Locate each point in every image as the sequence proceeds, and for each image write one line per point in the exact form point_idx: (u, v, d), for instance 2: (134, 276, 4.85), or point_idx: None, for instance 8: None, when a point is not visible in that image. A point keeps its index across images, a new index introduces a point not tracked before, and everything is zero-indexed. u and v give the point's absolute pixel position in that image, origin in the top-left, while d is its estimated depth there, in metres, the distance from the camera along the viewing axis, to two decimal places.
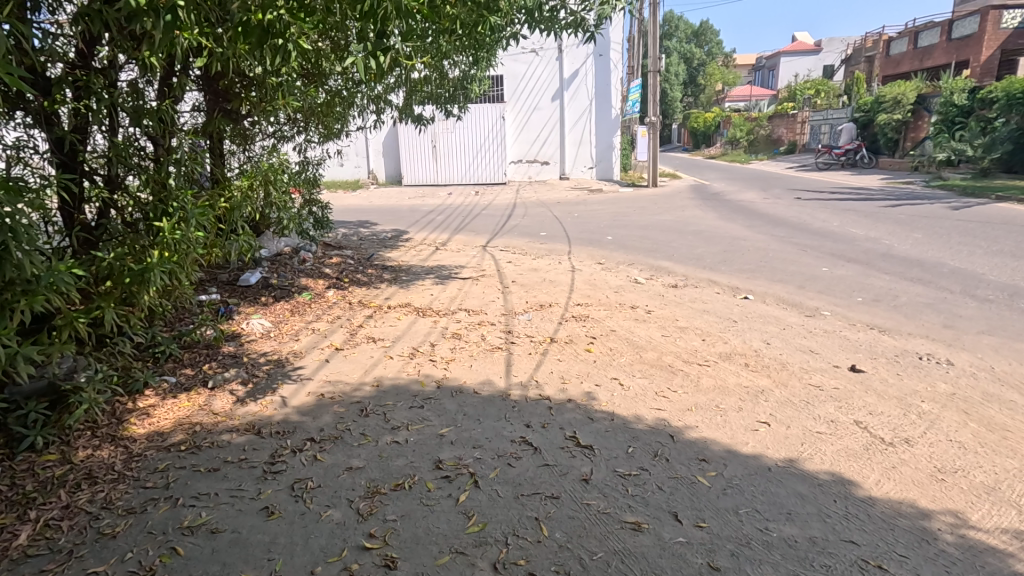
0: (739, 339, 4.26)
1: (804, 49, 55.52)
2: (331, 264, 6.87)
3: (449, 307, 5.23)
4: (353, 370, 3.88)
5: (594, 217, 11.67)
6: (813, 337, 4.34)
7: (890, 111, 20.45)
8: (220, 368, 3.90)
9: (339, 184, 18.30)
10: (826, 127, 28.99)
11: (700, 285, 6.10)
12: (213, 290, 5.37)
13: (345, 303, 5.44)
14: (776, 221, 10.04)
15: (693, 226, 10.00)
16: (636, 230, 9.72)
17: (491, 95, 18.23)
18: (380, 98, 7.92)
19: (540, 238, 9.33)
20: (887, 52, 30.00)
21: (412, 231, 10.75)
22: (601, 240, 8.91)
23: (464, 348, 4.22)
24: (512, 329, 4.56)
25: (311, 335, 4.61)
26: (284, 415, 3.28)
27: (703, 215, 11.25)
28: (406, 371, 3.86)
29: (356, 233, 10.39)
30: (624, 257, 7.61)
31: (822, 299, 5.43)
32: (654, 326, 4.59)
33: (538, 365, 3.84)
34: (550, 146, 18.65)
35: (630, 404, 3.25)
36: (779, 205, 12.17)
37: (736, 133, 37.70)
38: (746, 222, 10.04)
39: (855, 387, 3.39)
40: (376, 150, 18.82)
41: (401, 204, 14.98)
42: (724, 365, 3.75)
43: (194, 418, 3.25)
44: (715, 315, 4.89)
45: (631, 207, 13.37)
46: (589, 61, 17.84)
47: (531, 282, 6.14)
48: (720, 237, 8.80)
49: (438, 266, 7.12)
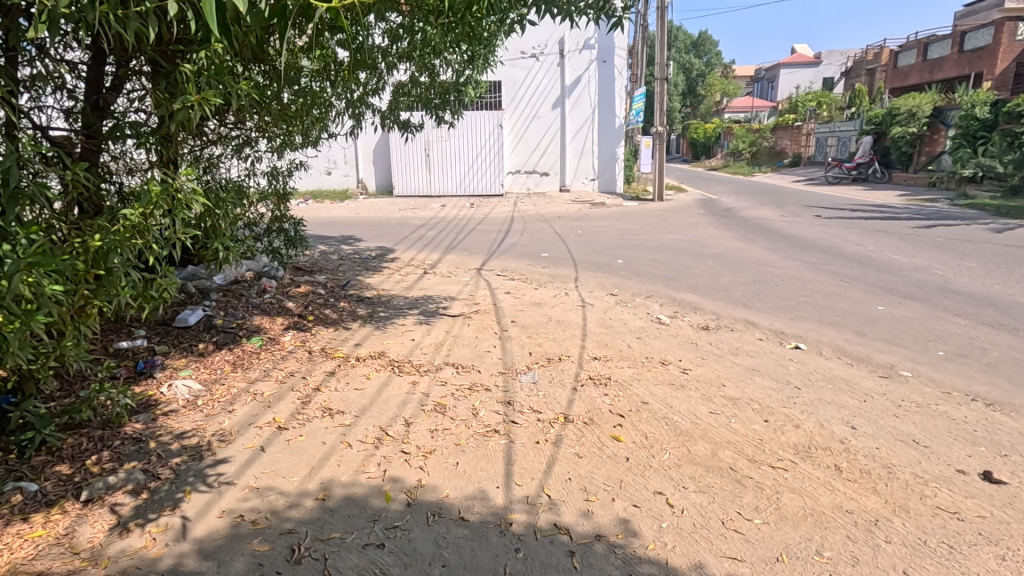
0: (811, 419, 3.22)
1: (804, 61, 54.98)
2: (296, 295, 5.80)
3: (434, 362, 4.16)
4: (294, 469, 2.81)
5: (599, 235, 10.64)
6: (906, 416, 3.32)
7: (905, 124, 19.59)
8: (111, 466, 2.81)
9: (326, 195, 17.29)
10: (833, 140, 28.17)
11: (737, 329, 5.07)
12: (139, 333, 4.37)
13: (303, 351, 4.37)
14: (803, 243, 9.05)
15: (710, 248, 9.00)
16: (648, 253, 8.71)
17: (487, 102, 17.28)
18: (359, 100, 6.83)
19: (541, 261, 8.29)
20: (895, 64, 29.26)
21: (399, 249, 9.70)
22: (612, 265, 7.89)
23: (448, 431, 3.16)
24: (512, 399, 3.50)
25: (252, 403, 3.54)
26: (176, 559, 2.21)
27: (720, 235, 10.25)
28: (365, 471, 2.79)
29: (337, 252, 9.32)
30: (641, 288, 6.60)
31: (894, 353, 4.40)
32: (696, 396, 3.54)
33: (550, 465, 2.78)
34: (550, 157, 17.70)
35: (688, 548, 2.21)
36: (800, 223, 11.21)
37: (739, 144, 36.90)
38: (769, 244, 9.04)
39: (1008, 518, 2.35)
40: (366, 158, 17.82)
41: (389, 217, 13.93)
42: (806, 469, 2.71)
43: (37, 563, 2.19)
44: (768, 377, 3.84)
45: (637, 223, 12.39)
46: (592, 68, 16.99)
47: (533, 323, 5.08)
48: (745, 263, 7.79)
49: (425, 298, 6.06)
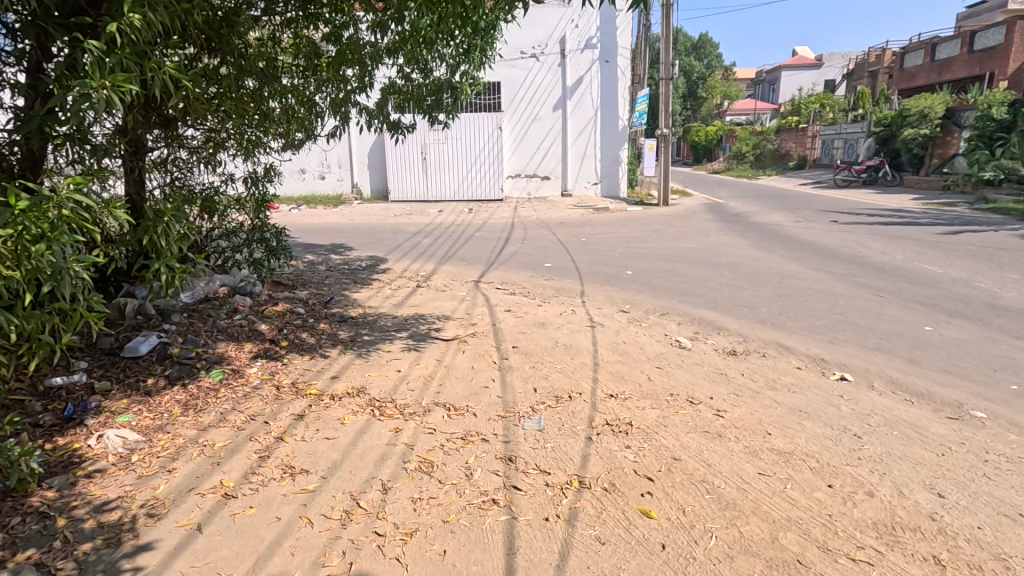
0: (886, 483, 2.60)
1: (806, 63, 54.47)
2: (272, 314, 5.19)
3: (422, 401, 3.53)
4: (234, 562, 2.20)
5: (605, 243, 10.03)
6: (1000, 476, 2.69)
7: (917, 125, 18.94)
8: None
9: (320, 201, 16.73)
10: (840, 142, 27.62)
11: (769, 357, 4.45)
12: (79, 366, 3.74)
13: (270, 387, 3.74)
14: (825, 252, 8.44)
15: (725, 257, 8.39)
16: (659, 262, 8.10)
17: (485, 104, 16.71)
18: (343, 101, 6.27)
19: (544, 273, 7.70)
20: (902, 65, 28.70)
21: (392, 259, 9.09)
22: (621, 277, 7.28)
23: (435, 501, 2.53)
24: (515, 456, 2.87)
25: (199, 458, 2.92)
26: None
27: (734, 242, 9.64)
28: (326, 564, 2.17)
29: (327, 264, 8.72)
30: (656, 304, 5.99)
31: (959, 387, 3.78)
32: (739, 448, 2.91)
33: (564, 558, 2.16)
34: (551, 160, 17.10)
35: None
36: (817, 230, 10.61)
37: (742, 147, 36.33)
38: (788, 254, 8.43)
39: None
40: (360, 162, 17.23)
41: (384, 223, 13.34)
42: (897, 564, 2.09)
43: None
44: (819, 421, 3.22)
45: (644, 229, 11.80)
46: (595, 67, 16.41)
47: (538, 348, 4.46)
48: (766, 274, 7.18)
49: (417, 317, 5.45)
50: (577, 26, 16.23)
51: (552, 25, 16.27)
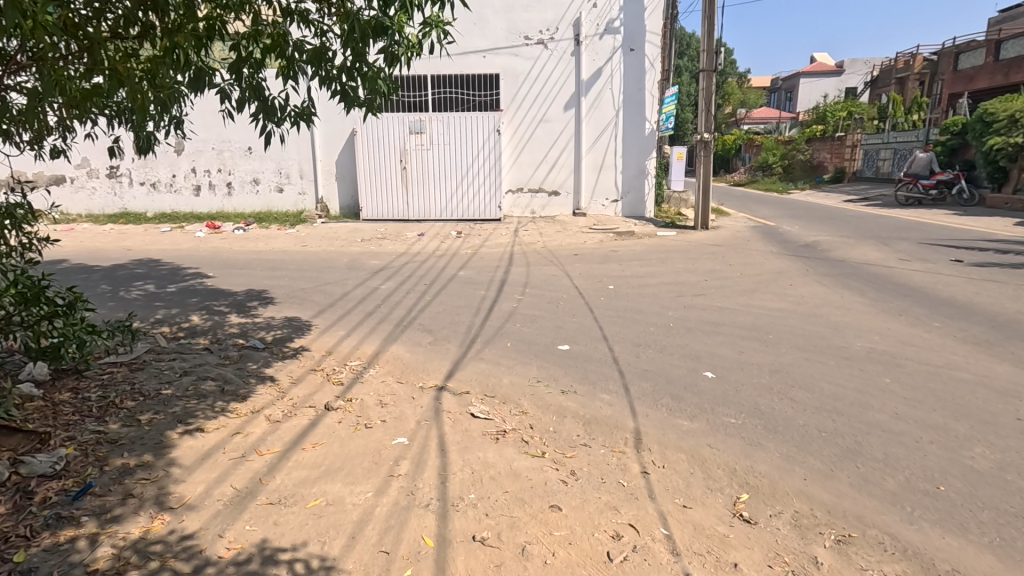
0: None
1: (826, 70, 51.07)
2: None
3: None
4: None
5: (644, 297, 6.78)
6: None
7: (1007, 133, 15.62)
8: None
9: (275, 220, 13.66)
10: (888, 153, 24.36)
11: None
12: None
13: None
14: (1017, 328, 5.21)
15: (855, 336, 5.14)
16: (748, 348, 4.88)
17: (482, 100, 13.65)
18: (175, 86, 3.17)
19: (559, 372, 4.44)
20: (955, 67, 25.74)
21: (320, 326, 5.90)
22: (701, 392, 4.00)
23: None
24: None
25: None
26: None
27: (842, 300, 6.41)
28: None
29: (211, 339, 5.51)
30: (807, 504, 2.73)
31: None
32: None
33: None
34: (561, 171, 13.86)
35: None
36: (950, 277, 7.39)
37: (768, 157, 32.64)
38: (958, 332, 5.20)
39: None
40: (327, 171, 14.05)
41: (343, 254, 10.20)
42: None
43: None
44: None
45: (691, 268, 8.56)
46: (616, 57, 13.29)
47: None
48: (968, 391, 3.91)
49: None
50: (595, 5, 13.12)
51: (564, 5, 13.15)
